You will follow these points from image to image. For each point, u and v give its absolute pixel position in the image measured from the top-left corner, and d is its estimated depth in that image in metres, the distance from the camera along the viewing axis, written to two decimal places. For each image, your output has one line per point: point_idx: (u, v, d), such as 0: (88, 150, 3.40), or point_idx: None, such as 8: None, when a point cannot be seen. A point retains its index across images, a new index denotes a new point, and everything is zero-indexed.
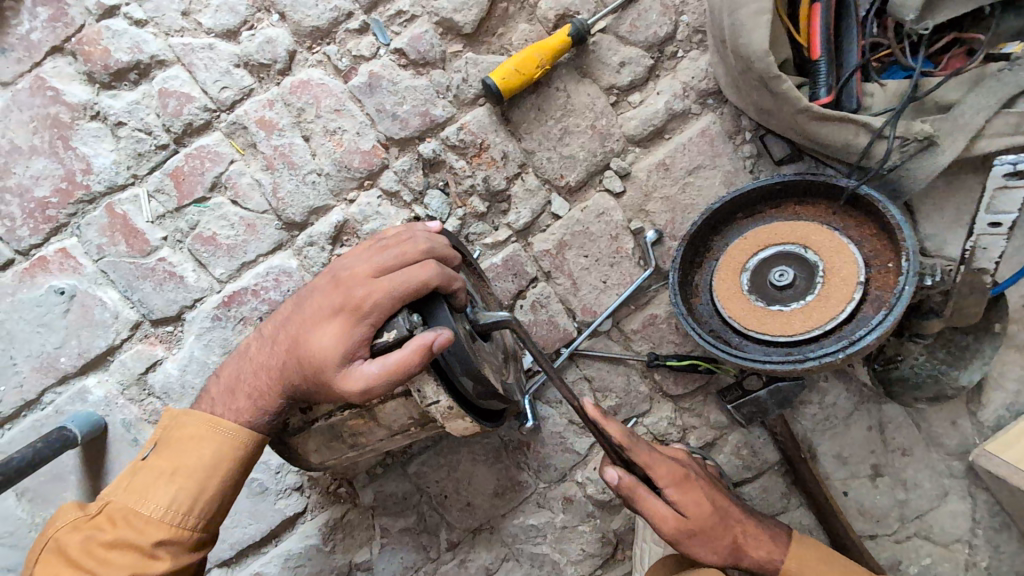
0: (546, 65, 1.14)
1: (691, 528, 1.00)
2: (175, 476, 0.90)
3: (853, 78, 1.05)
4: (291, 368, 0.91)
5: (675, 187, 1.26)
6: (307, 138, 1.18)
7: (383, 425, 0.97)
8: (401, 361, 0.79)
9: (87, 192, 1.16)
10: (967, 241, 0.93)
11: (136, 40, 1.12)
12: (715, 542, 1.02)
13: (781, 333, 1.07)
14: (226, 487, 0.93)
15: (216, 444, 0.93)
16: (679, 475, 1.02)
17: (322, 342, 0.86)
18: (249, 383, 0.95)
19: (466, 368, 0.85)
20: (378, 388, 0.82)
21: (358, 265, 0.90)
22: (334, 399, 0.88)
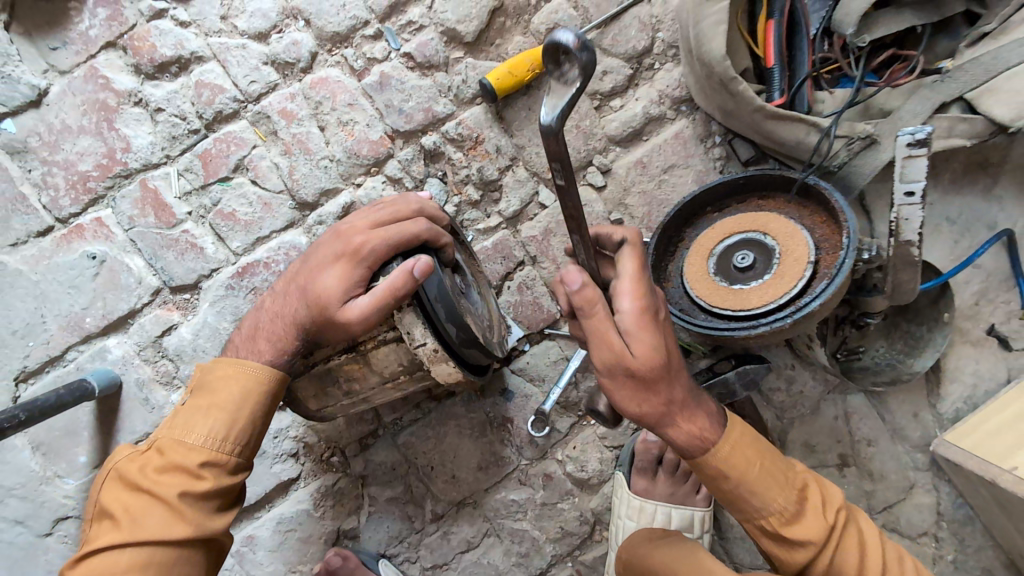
0: (536, 69, 1.29)
1: (633, 369, 0.91)
2: (211, 409, 0.99)
3: (804, 85, 1.19)
4: (300, 311, 1.02)
5: (652, 183, 1.40)
6: (323, 128, 1.33)
7: (373, 371, 1.07)
8: (393, 285, 0.91)
9: (124, 168, 1.30)
10: (891, 213, 1.00)
11: (179, 39, 1.29)
12: (647, 395, 0.94)
13: (741, 307, 1.18)
14: (257, 417, 1.02)
15: (244, 380, 1.01)
16: (645, 313, 0.92)
17: (327, 283, 0.98)
18: (265, 328, 1.06)
19: (448, 313, 0.96)
20: (373, 311, 0.92)
21: (357, 219, 1.04)
22: (337, 334, 0.98)
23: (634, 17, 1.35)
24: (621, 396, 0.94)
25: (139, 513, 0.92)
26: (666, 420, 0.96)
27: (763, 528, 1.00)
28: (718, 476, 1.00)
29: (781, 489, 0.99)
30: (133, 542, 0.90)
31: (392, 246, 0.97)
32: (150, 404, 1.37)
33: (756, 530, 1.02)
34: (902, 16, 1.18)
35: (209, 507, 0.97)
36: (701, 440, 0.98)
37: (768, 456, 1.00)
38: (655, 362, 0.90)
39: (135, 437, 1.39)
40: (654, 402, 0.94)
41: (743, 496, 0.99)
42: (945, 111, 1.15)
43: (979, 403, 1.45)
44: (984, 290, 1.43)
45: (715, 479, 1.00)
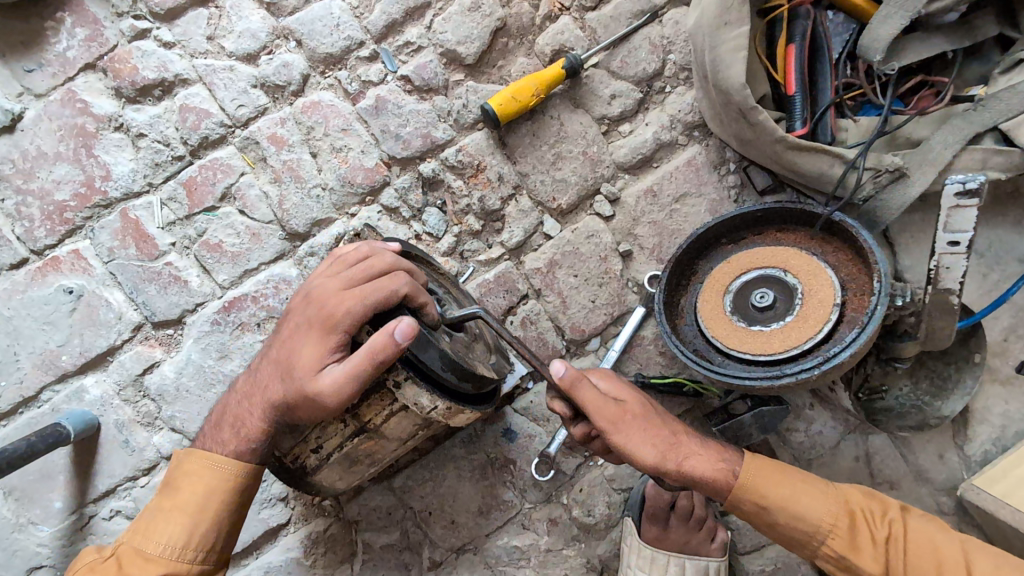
0: (541, 94, 1.22)
1: (630, 412, 0.97)
2: (173, 512, 0.97)
3: (827, 112, 1.12)
4: (274, 390, 0.96)
5: (663, 213, 1.33)
6: (315, 154, 1.26)
7: (387, 437, 0.99)
8: (368, 356, 0.84)
9: (104, 198, 1.23)
10: (930, 259, 0.97)
11: (163, 60, 1.21)
12: (653, 435, 0.97)
13: (761, 352, 1.10)
14: (220, 517, 0.98)
15: (207, 478, 0.98)
16: (610, 375, 1.04)
17: (301, 359, 0.91)
18: (240, 413, 1.00)
19: (447, 365, 0.88)
20: (353, 385, 0.86)
21: (327, 281, 0.95)
22: (315, 413, 0.92)
23: (644, 38, 1.28)
24: (631, 449, 0.95)
25: None
26: (681, 456, 0.98)
27: (827, 550, 1.00)
28: (761, 508, 1.02)
29: (824, 500, 1.01)
30: None
31: (364, 312, 0.88)
32: (130, 447, 1.30)
33: (822, 558, 1.02)
34: (932, 42, 1.11)
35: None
36: (722, 467, 1.01)
37: (788, 470, 1.03)
38: (638, 402, 0.99)
39: (114, 481, 1.31)
40: (661, 442, 0.97)
41: (791, 520, 1.01)
42: (978, 143, 1.08)
43: (1010, 445, 1.37)
44: (1013, 327, 1.37)
45: (760, 513, 1.02)
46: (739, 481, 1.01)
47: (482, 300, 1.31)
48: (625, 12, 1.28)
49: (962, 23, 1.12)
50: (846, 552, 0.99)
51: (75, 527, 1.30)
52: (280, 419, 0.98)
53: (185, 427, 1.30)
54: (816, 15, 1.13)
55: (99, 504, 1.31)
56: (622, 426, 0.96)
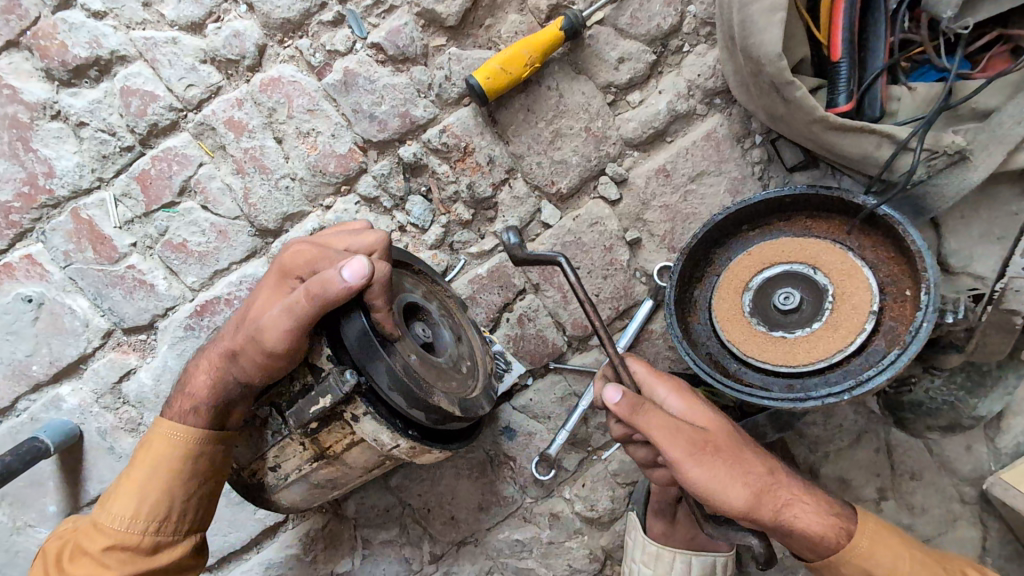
0: (535, 63, 1.04)
1: (714, 443, 0.86)
2: (125, 484, 0.88)
3: (878, 81, 0.94)
4: (223, 341, 0.89)
5: (676, 195, 1.17)
6: (279, 139, 1.11)
7: (350, 465, 0.90)
8: (313, 285, 0.77)
9: (51, 197, 1.10)
10: (1000, 281, 0.98)
11: (95, 34, 1.04)
12: (746, 471, 0.86)
13: (784, 363, 0.99)
14: (172, 487, 0.88)
15: (160, 448, 0.89)
16: (684, 393, 0.94)
17: (256, 302, 0.85)
18: (189, 378, 0.91)
19: (404, 395, 0.79)
20: (292, 318, 0.77)
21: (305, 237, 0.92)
22: (252, 364, 0.82)
23: None
24: (723, 490, 0.84)
25: None
26: (779, 500, 0.87)
27: None
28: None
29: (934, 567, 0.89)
30: None
31: (327, 261, 0.83)
32: (116, 453, 1.25)
33: None
34: None
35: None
36: (826, 522, 0.89)
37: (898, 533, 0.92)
38: (723, 430, 0.89)
39: (104, 486, 1.27)
40: (754, 480, 0.86)
41: None
42: None
43: None
44: None
45: None
46: (851, 542, 0.89)
47: (474, 297, 1.19)
48: None
49: None
50: None
51: None
52: (222, 381, 0.87)
53: None
54: None
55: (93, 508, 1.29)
56: (705, 456, 0.85)
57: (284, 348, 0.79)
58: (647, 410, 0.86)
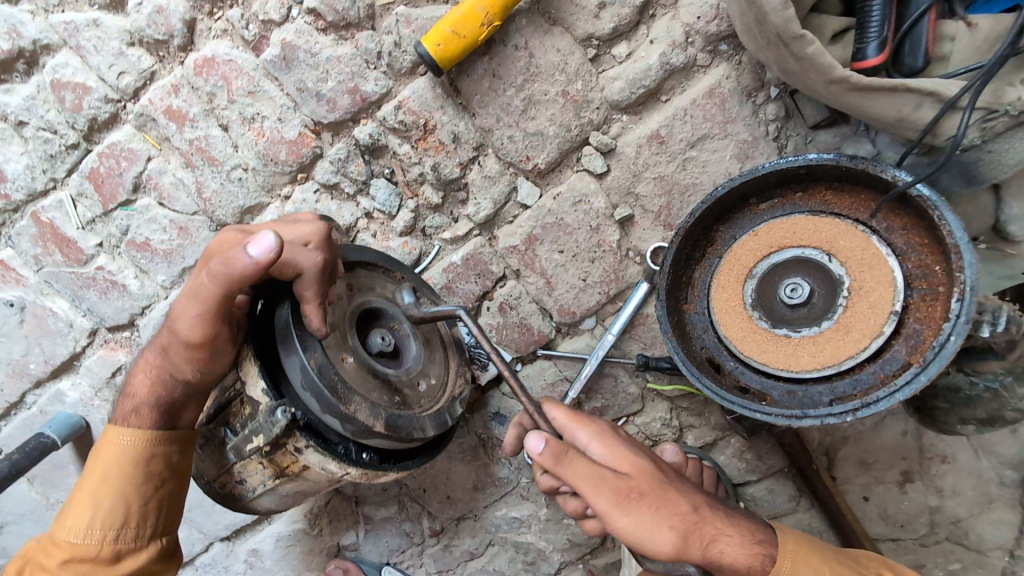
0: (493, 21, 0.87)
1: (636, 488, 0.78)
2: (76, 496, 0.77)
3: (923, 20, 0.73)
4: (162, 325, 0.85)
5: (672, 164, 1.01)
6: (224, 127, 1.01)
7: (314, 479, 0.87)
8: (220, 264, 0.70)
9: (9, 201, 1.07)
10: None
11: (13, 23, 0.95)
12: (671, 512, 0.78)
13: (785, 367, 0.87)
14: (129, 493, 0.77)
15: (110, 452, 0.78)
16: (604, 431, 0.84)
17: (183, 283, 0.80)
18: (127, 377, 0.84)
19: (319, 399, 0.72)
20: (203, 299, 0.72)
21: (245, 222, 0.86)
22: (177, 354, 0.76)
23: None
24: (640, 536, 0.77)
25: None
26: (709, 538, 0.80)
27: None
28: None
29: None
30: None
31: (243, 238, 0.76)
32: None
33: None
34: None
35: None
36: (754, 552, 0.83)
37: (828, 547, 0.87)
38: (646, 472, 0.80)
39: None
40: (680, 522, 0.78)
41: None
42: None
43: None
44: None
45: None
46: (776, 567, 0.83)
47: (450, 287, 1.11)
48: None
49: None
50: None
51: None
52: (156, 378, 0.80)
53: None
54: None
55: None
56: (625, 503, 0.77)
57: (203, 333, 0.72)
58: (568, 455, 0.78)
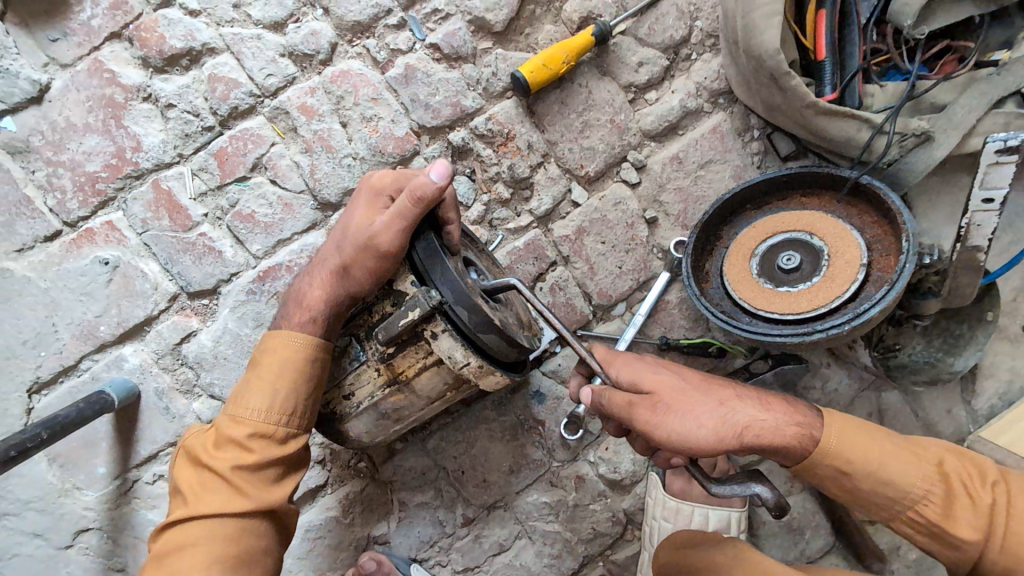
0: (570, 61, 1.22)
1: (663, 401, 1.00)
2: (258, 387, 0.97)
3: (855, 78, 1.15)
4: (324, 264, 1.01)
5: (688, 179, 1.35)
6: (345, 124, 1.26)
7: (417, 393, 1.02)
8: (414, 190, 0.91)
9: (135, 168, 1.23)
10: (963, 218, 1.07)
11: (189, 29, 1.20)
12: (699, 413, 0.98)
13: (789, 311, 1.15)
14: (297, 386, 0.97)
15: (284, 353, 0.97)
16: (632, 360, 1.06)
17: (357, 224, 0.99)
18: (304, 295, 1.01)
19: (455, 296, 0.90)
20: (402, 221, 0.92)
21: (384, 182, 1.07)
22: (368, 265, 0.94)
23: (672, 5, 1.28)
24: (680, 432, 0.97)
25: (202, 489, 0.93)
26: (743, 426, 0.97)
27: (908, 515, 0.97)
28: (839, 473, 0.99)
29: (916, 463, 0.97)
30: (195, 516, 0.91)
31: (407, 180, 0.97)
32: (170, 413, 1.33)
33: (902, 523, 0.98)
34: (962, 8, 1.12)
35: (271, 475, 0.96)
36: (795, 433, 0.99)
37: (873, 431, 1.00)
38: (670, 386, 1.01)
39: (156, 446, 1.34)
40: (710, 420, 0.98)
41: (875, 483, 0.97)
42: (1001, 106, 1.11)
43: (1013, 399, 1.44)
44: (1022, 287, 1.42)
45: (839, 478, 0.99)
46: (820, 447, 0.99)
47: (512, 267, 1.33)
48: None
49: None
50: (932, 516, 0.95)
51: (120, 491, 1.35)
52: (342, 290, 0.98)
53: (225, 395, 1.33)
54: None
55: (143, 469, 1.35)
56: (652, 416, 0.99)
57: (399, 250, 0.92)
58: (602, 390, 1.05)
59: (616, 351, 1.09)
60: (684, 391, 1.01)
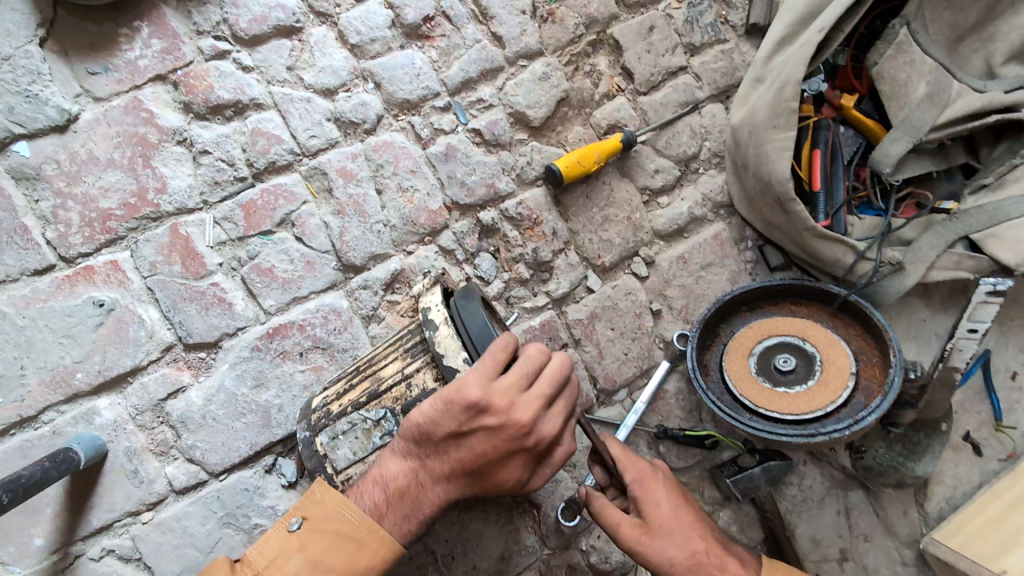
0: (601, 162, 1.33)
1: (648, 531, 1.06)
2: (318, 570, 0.91)
3: (842, 210, 1.34)
4: (466, 482, 0.95)
5: (691, 278, 1.46)
6: (381, 191, 1.29)
7: None
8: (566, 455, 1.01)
9: (155, 211, 1.18)
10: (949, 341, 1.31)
11: (240, 83, 1.21)
12: (673, 549, 1.05)
13: (788, 411, 1.24)
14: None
15: (372, 544, 0.93)
16: (646, 477, 1.11)
17: (517, 469, 0.94)
18: (396, 488, 0.93)
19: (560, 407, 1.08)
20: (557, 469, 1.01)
21: (528, 407, 0.90)
22: (503, 476, 0.94)
23: (687, 125, 1.45)
24: (665, 564, 1.05)
25: None
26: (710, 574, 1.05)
27: None
28: None
29: None
30: None
31: (563, 412, 0.94)
32: (137, 478, 1.18)
33: None
34: (923, 163, 1.34)
35: None
36: None
37: None
38: (661, 515, 1.07)
39: (112, 516, 1.18)
40: (682, 560, 1.05)
41: None
42: (952, 247, 1.29)
43: (959, 504, 1.56)
44: (962, 400, 1.60)
45: None
46: None
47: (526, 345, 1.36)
48: (673, 101, 1.44)
49: (940, 150, 1.36)
50: None
51: (54, 569, 1.15)
52: (456, 485, 0.96)
53: (204, 459, 1.21)
54: (834, 129, 1.37)
55: (88, 543, 1.17)
56: (636, 541, 1.06)
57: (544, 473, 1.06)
58: (594, 501, 1.11)
59: (632, 458, 1.12)
60: (672, 524, 1.07)
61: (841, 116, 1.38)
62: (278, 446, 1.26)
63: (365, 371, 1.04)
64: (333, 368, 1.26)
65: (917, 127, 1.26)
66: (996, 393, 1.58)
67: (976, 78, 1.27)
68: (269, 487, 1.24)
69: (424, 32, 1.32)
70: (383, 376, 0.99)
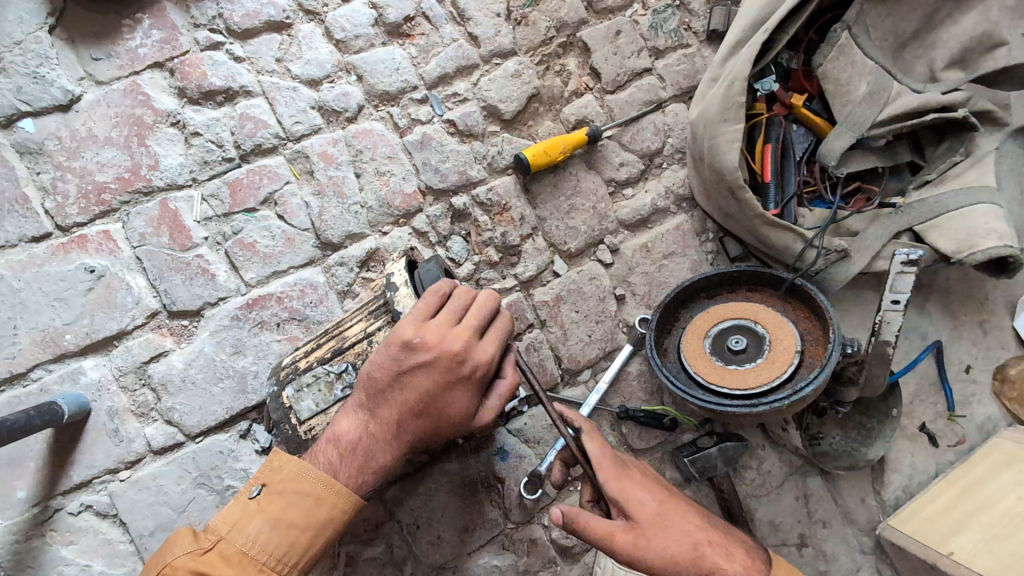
0: (567, 152, 1.42)
1: (641, 530, 1.02)
2: (280, 527, 0.97)
3: (791, 202, 1.42)
4: (416, 420, 1.01)
5: (654, 266, 1.54)
6: (359, 175, 1.38)
7: None
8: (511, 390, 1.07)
9: (147, 185, 1.27)
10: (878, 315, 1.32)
11: (232, 72, 1.32)
12: (672, 545, 1.02)
13: (737, 387, 1.31)
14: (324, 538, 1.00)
15: (329, 497, 0.99)
16: (615, 471, 1.08)
17: (461, 402, 1.00)
18: (350, 440, 1.00)
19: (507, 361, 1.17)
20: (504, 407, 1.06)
21: (458, 336, 0.98)
22: (449, 410, 1.00)
23: (650, 122, 1.55)
24: (667, 563, 1.01)
25: None
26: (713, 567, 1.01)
27: None
28: None
29: None
30: None
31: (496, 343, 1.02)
32: (118, 437, 1.25)
33: None
34: (869, 158, 1.42)
35: None
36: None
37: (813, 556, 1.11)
38: (645, 512, 1.04)
39: (91, 473, 1.24)
40: (682, 557, 1.01)
41: None
42: (898, 238, 1.37)
43: (915, 492, 1.60)
44: (918, 390, 1.64)
45: None
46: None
47: None
48: (638, 100, 1.54)
49: (887, 147, 1.44)
50: None
51: (34, 521, 1.21)
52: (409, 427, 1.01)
53: (182, 421, 1.27)
54: (785, 126, 1.46)
55: (68, 497, 1.23)
56: (632, 546, 1.02)
57: None
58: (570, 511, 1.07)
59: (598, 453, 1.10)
60: (657, 514, 1.04)
61: (793, 114, 1.47)
62: (252, 412, 1.32)
63: (332, 332, 1.12)
64: (308, 339, 1.33)
65: (860, 124, 1.36)
66: (950, 385, 1.64)
67: (920, 82, 1.38)
68: (243, 450, 1.30)
69: (404, 31, 1.42)
70: (348, 335, 1.09)
